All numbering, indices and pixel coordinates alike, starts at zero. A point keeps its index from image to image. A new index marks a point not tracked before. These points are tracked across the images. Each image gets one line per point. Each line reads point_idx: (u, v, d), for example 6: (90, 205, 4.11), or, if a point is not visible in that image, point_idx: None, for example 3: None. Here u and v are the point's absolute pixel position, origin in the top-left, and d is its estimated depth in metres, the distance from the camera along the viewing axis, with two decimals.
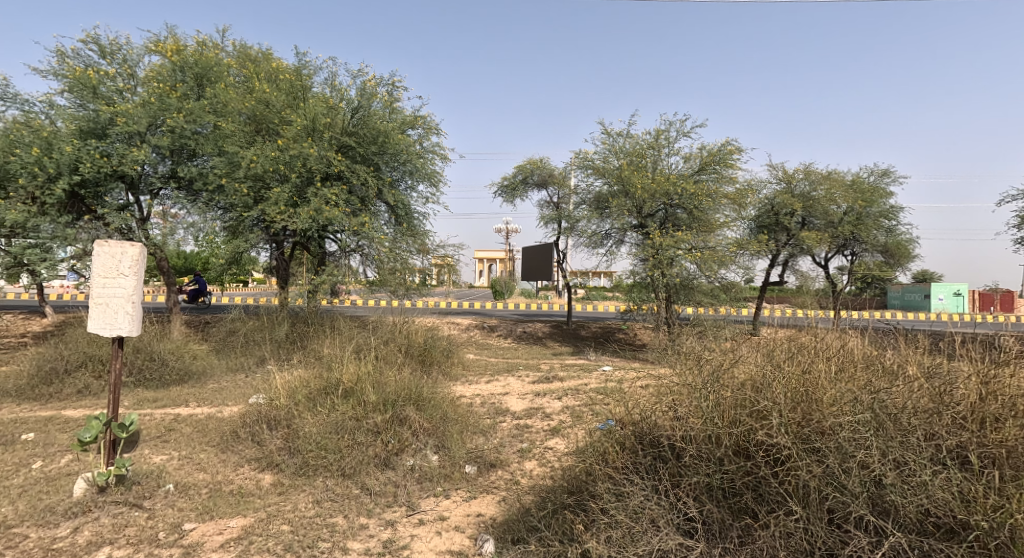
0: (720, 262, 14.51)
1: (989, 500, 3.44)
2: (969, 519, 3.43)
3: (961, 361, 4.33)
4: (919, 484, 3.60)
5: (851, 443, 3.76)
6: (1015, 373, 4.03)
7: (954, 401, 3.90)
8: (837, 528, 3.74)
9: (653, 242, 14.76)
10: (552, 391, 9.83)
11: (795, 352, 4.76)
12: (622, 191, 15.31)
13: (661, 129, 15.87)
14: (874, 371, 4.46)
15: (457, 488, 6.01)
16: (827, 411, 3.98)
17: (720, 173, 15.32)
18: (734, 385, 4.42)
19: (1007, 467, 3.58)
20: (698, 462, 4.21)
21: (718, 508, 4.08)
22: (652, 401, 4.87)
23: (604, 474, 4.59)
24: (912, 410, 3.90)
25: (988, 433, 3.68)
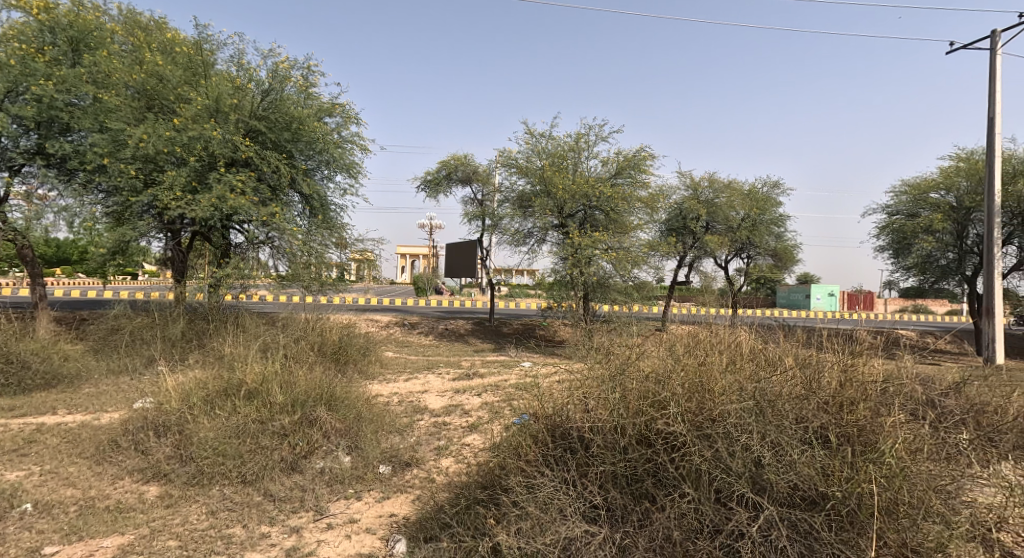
0: (634, 262, 15.65)
1: (843, 473, 4.16)
2: (828, 490, 4.13)
3: (828, 351, 5.05)
4: (789, 462, 4.26)
5: (736, 428, 4.42)
6: (865, 361, 4.84)
7: (820, 387, 4.61)
8: (723, 506, 4.38)
9: (573, 241, 15.62)
10: (471, 388, 10.41)
11: (695, 345, 5.30)
12: (544, 191, 16.14)
13: (583, 135, 16.94)
14: (757, 362, 4.99)
15: (370, 489, 6.35)
16: (716, 401, 4.60)
17: (635, 177, 16.41)
18: (639, 378, 5.02)
19: (859, 443, 4.30)
20: (605, 452, 4.82)
21: (620, 495, 4.71)
22: (564, 395, 5.46)
23: (516, 468, 5.16)
24: (787, 397, 4.56)
25: (846, 415, 4.39)
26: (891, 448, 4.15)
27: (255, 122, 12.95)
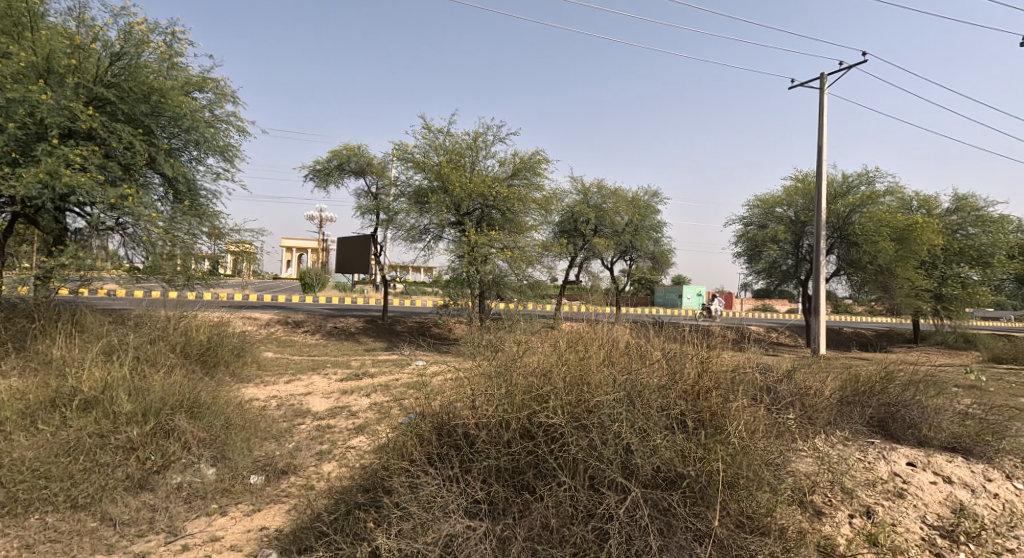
0: (528, 262, 16.28)
1: (697, 454, 4.69)
2: (685, 471, 4.62)
3: (687, 345, 5.64)
4: (652, 446, 4.69)
5: (610, 419, 4.75)
6: (718, 354, 5.46)
7: (681, 379, 5.13)
8: (595, 490, 4.68)
9: (469, 240, 15.89)
10: (359, 388, 9.76)
11: (577, 340, 5.51)
12: (441, 187, 16.41)
13: (480, 133, 17.35)
14: (631, 354, 5.41)
15: (238, 503, 5.92)
16: (593, 394, 4.91)
17: (529, 179, 17.12)
18: (524, 372, 5.14)
19: (709, 426, 4.91)
20: (489, 447, 4.86)
21: (502, 488, 4.81)
22: (452, 394, 5.40)
23: (400, 468, 5.01)
24: (655, 388, 5.02)
25: (702, 404, 4.97)
26: (734, 430, 4.79)
27: (101, 89, 11.27)
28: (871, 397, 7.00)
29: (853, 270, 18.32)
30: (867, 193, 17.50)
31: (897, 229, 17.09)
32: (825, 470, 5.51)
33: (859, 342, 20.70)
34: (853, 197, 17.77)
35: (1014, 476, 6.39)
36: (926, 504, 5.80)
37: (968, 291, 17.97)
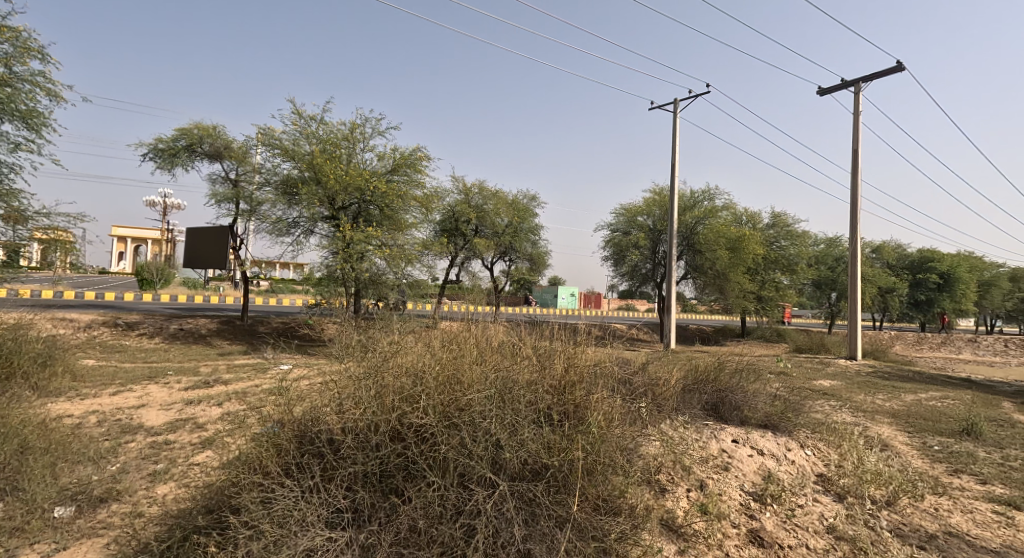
0: (406, 260, 16.65)
1: (560, 444, 4.70)
2: (550, 462, 4.59)
3: (555, 341, 5.70)
4: (520, 440, 4.61)
5: (480, 416, 4.61)
6: (581, 352, 5.59)
7: (549, 373, 5.19)
8: (464, 487, 4.48)
9: (344, 235, 15.92)
10: (208, 397, 8.83)
11: (452, 340, 5.32)
12: (313, 179, 16.24)
13: (358, 125, 17.35)
14: (504, 353, 5.33)
15: (35, 543, 4.92)
16: (464, 392, 4.75)
17: (411, 176, 17.51)
18: (395, 373, 4.86)
19: (573, 418, 4.99)
20: (356, 452, 4.53)
21: (369, 494, 4.46)
22: (317, 398, 4.99)
23: (252, 482, 4.47)
24: (522, 385, 4.97)
25: (565, 398, 5.05)
26: (594, 420, 4.88)
27: None
28: (706, 383, 7.72)
29: (697, 275, 20.72)
30: (709, 207, 19.97)
31: (730, 239, 19.76)
32: (669, 452, 6.06)
33: (701, 337, 23.42)
34: (697, 210, 20.16)
35: (806, 445, 7.19)
36: (744, 474, 6.32)
37: (781, 293, 21.91)
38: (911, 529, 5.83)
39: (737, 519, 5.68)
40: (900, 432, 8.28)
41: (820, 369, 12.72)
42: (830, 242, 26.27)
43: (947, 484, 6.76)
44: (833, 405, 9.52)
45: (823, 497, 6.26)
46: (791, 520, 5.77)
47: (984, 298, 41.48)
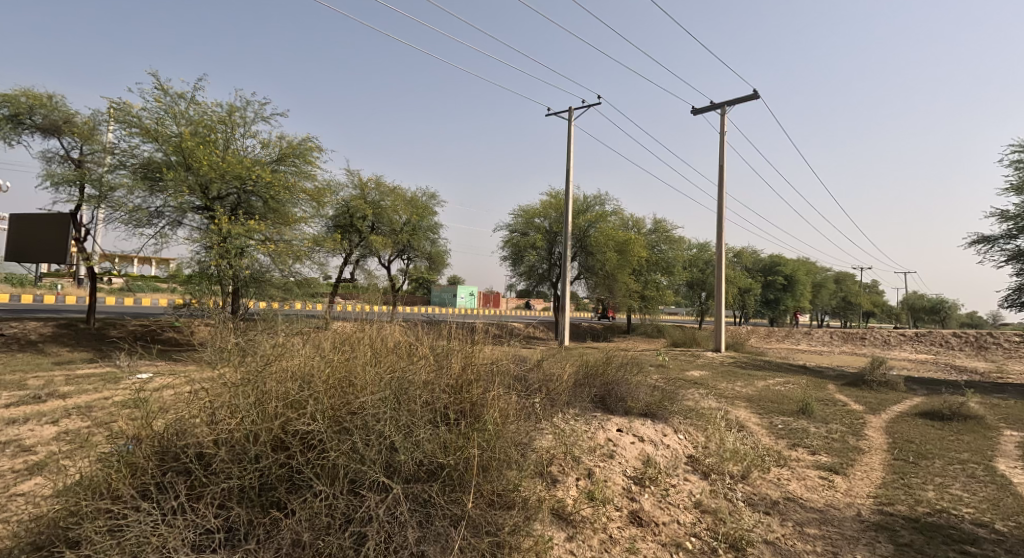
0: (294, 257, 15.12)
1: (458, 442, 4.55)
2: (447, 461, 4.43)
3: (452, 340, 5.65)
4: (415, 440, 4.41)
5: (374, 418, 4.35)
6: (480, 351, 5.58)
7: (445, 372, 5.05)
8: (354, 494, 4.18)
9: (219, 228, 13.68)
10: (44, 412, 7.85)
11: (344, 342, 5.08)
12: (182, 164, 13.88)
13: (238, 107, 14.64)
14: (399, 354, 5.15)
15: None
16: (357, 395, 4.48)
17: (299, 167, 15.93)
18: (279, 377, 4.44)
19: (470, 416, 4.88)
20: (230, 465, 4.05)
21: (246, 510, 4.02)
22: (184, 408, 4.40)
23: (96, 509, 3.88)
24: (419, 384, 4.77)
25: (465, 397, 4.96)
26: (491, 417, 4.80)
27: None
28: (594, 378, 7.75)
29: (588, 275, 21.77)
30: (600, 211, 21.20)
31: (618, 242, 21.13)
32: (560, 444, 5.78)
33: (592, 335, 24.70)
34: (590, 214, 21.33)
35: (678, 430, 7.45)
36: (625, 460, 6.23)
37: (661, 292, 23.62)
38: (761, 498, 6.21)
39: (620, 502, 5.54)
40: (755, 415, 9.36)
41: (692, 360, 14.12)
42: (701, 247, 28.92)
43: (788, 456, 7.54)
44: (702, 393, 10.61)
45: (691, 475, 6.42)
46: (665, 499, 5.78)
47: (818, 297, 47.14)
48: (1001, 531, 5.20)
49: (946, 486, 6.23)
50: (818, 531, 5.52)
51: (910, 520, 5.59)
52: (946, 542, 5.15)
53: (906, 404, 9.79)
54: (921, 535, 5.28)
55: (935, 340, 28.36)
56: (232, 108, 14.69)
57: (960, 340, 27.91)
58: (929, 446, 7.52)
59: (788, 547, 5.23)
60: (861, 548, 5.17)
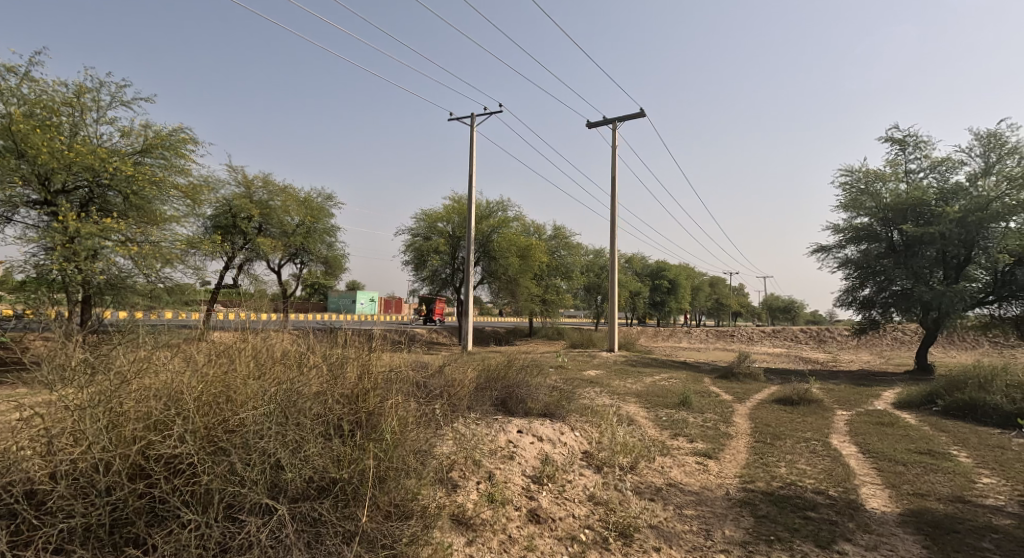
0: (163, 260, 11.78)
1: (352, 455, 4.26)
2: (339, 476, 4.13)
3: (348, 348, 5.46)
4: (304, 456, 4.07)
5: (256, 436, 3.94)
6: (377, 360, 5.40)
7: (340, 382, 4.79)
8: (230, 519, 3.80)
9: (64, 225, 10.57)
10: None
11: (221, 352, 4.61)
12: (15, 150, 10.66)
13: (86, 87, 11.74)
14: (287, 363, 4.79)
15: None
16: (236, 410, 4.06)
17: (170, 160, 12.77)
18: (141, 395, 3.92)
19: (365, 426, 4.64)
20: (72, 502, 3.52)
21: (92, 551, 3.53)
22: (8, 435, 3.70)
23: None
24: (309, 396, 4.42)
25: (360, 406, 4.70)
26: (389, 426, 4.56)
27: None
28: (496, 381, 7.87)
29: (492, 280, 22.06)
30: (503, 217, 21.48)
31: (520, 247, 21.67)
32: (462, 450, 5.59)
33: (495, 338, 25.11)
34: (493, 220, 21.56)
35: (575, 428, 7.75)
36: (525, 460, 6.26)
37: (561, 296, 24.64)
38: (647, 486, 6.57)
39: (519, 502, 5.51)
40: (643, 408, 10.06)
41: (589, 360, 14.82)
42: (596, 254, 30.46)
43: (671, 445, 8.16)
44: (597, 391, 11.11)
45: (586, 470, 6.65)
46: (562, 495, 5.84)
47: (694, 300, 50.86)
48: (834, 496, 6.04)
49: (794, 462, 7.16)
50: (695, 512, 5.91)
51: (766, 494, 6.30)
52: (793, 510, 5.82)
53: (766, 392, 11.04)
54: (774, 507, 5.93)
55: (789, 335, 31.55)
56: (79, 87, 11.75)
57: (806, 335, 31.20)
58: (782, 428, 8.60)
59: (669, 530, 5.48)
60: (728, 523, 5.63)
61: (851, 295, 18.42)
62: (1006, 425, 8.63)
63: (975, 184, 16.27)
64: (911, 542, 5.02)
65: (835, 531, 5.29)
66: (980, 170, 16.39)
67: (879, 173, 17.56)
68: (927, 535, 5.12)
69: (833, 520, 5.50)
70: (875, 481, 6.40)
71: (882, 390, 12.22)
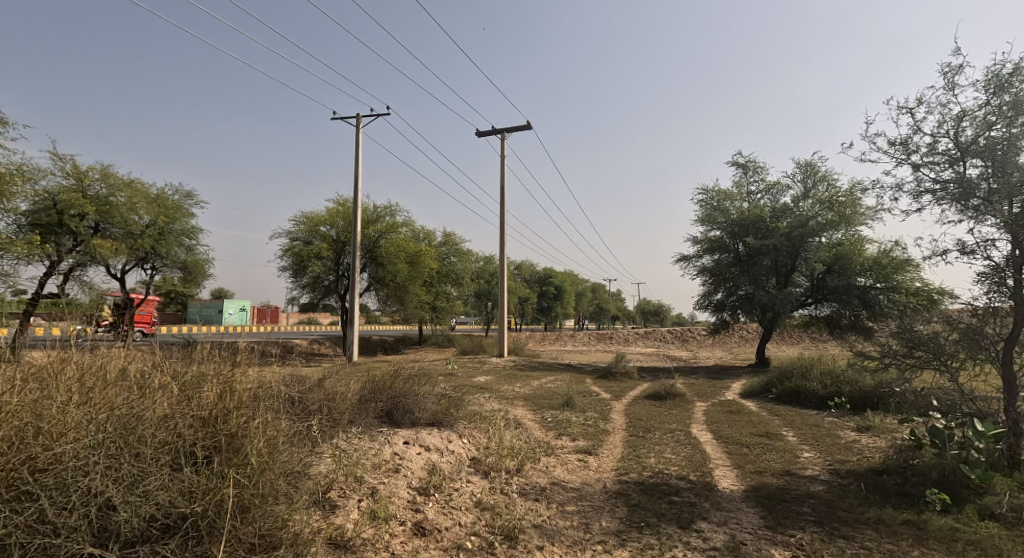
0: None
1: (206, 485, 3.69)
2: (188, 510, 3.57)
3: (206, 363, 4.65)
4: (142, 492, 3.51)
5: (74, 474, 3.40)
6: (243, 371, 4.62)
7: (196, 402, 4.10)
8: None
9: None
10: None
11: (34, 378, 3.86)
12: None
13: None
14: (126, 384, 4.06)
15: None
16: (50, 445, 3.46)
17: None
18: None
19: (227, 450, 3.99)
20: None
21: None
22: None
23: None
24: (152, 419, 3.80)
25: (220, 426, 4.04)
26: (254, 448, 3.94)
27: None
28: (381, 392, 7.79)
29: (379, 286, 21.64)
30: (391, 222, 21.08)
31: (409, 253, 21.42)
32: (341, 466, 5.47)
33: (383, 347, 24.65)
34: (380, 224, 21.04)
35: (463, 435, 7.87)
36: (412, 472, 6.25)
37: (451, 303, 25.02)
38: (532, 486, 6.81)
39: (403, 515, 5.44)
40: (530, 411, 10.34)
41: (479, 367, 14.95)
42: (487, 260, 31.08)
43: (556, 445, 8.49)
44: (485, 396, 11.23)
45: (473, 476, 6.75)
46: (448, 504, 5.87)
47: (578, 305, 52.96)
48: (693, 480, 6.65)
49: (661, 452, 7.77)
50: (576, 508, 6.20)
51: (638, 484, 6.79)
52: (660, 496, 6.32)
53: (639, 389, 11.86)
54: (644, 495, 6.42)
55: (659, 336, 33.67)
56: None
57: (672, 334, 33.52)
58: (652, 421, 9.30)
59: (553, 528, 5.68)
60: (605, 515, 5.99)
61: (707, 299, 19.96)
62: (822, 408, 9.92)
63: (798, 206, 18.44)
64: (752, 514, 5.67)
65: (694, 512, 5.83)
66: (801, 194, 18.57)
67: (727, 193, 19.41)
68: (766, 506, 5.80)
69: (693, 502, 6.06)
70: (726, 463, 7.12)
71: (735, 382, 13.53)
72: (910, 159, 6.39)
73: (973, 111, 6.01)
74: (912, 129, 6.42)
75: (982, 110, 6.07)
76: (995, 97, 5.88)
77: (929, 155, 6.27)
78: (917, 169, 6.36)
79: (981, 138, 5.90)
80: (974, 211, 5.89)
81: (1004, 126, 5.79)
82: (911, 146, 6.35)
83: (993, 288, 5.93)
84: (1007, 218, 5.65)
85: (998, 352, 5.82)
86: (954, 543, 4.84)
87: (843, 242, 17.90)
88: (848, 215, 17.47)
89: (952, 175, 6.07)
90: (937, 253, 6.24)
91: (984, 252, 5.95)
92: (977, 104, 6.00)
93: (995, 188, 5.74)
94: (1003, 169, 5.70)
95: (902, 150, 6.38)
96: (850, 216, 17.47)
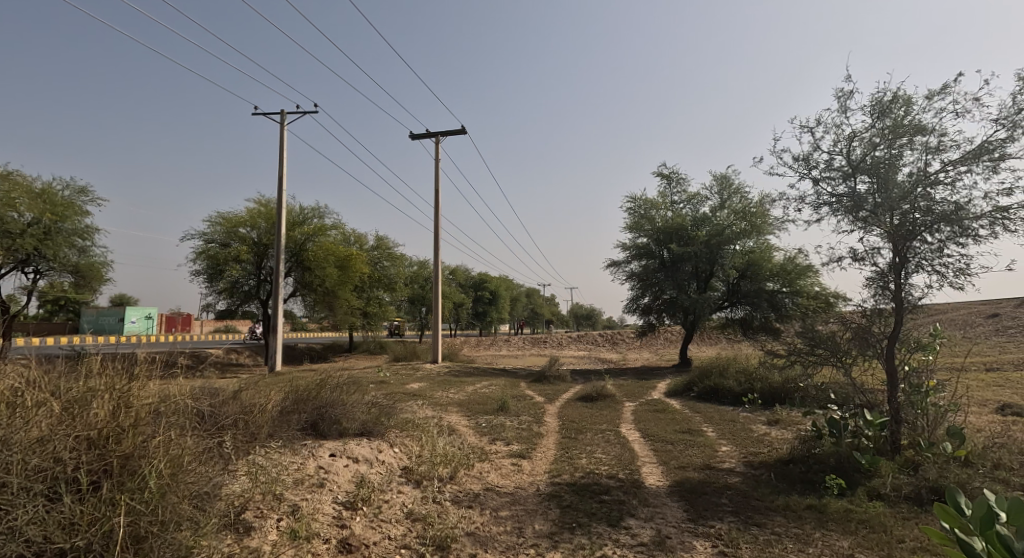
0: None
1: (89, 516, 3.45)
2: (66, 545, 3.34)
3: (96, 376, 4.29)
4: (11, 527, 3.29)
5: None
6: (141, 385, 4.28)
7: (83, 421, 3.79)
8: None
9: None
10: None
11: None
12: None
13: None
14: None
15: None
16: None
17: None
18: None
19: (119, 474, 3.72)
20: None
21: None
22: None
23: None
24: (25, 445, 3.52)
25: (112, 447, 3.75)
26: (149, 473, 3.67)
27: None
28: (305, 403, 7.47)
29: (305, 292, 20.98)
30: (319, 225, 20.47)
31: (339, 258, 20.82)
32: (258, 484, 5.20)
33: (311, 355, 23.91)
34: (307, 227, 20.34)
35: (394, 444, 7.67)
36: (338, 486, 6.05)
37: (382, 309, 24.57)
38: (465, 493, 6.72)
39: (328, 533, 5.23)
40: (464, 417, 10.21)
41: (411, 373, 14.68)
42: (421, 265, 30.74)
43: (489, 450, 8.42)
44: (418, 403, 11.01)
45: (404, 486, 6.59)
46: (377, 517, 5.69)
47: (512, 309, 53.16)
48: (621, 479, 6.74)
49: (592, 453, 7.85)
50: (509, 512, 6.15)
51: (569, 485, 6.82)
52: (591, 496, 6.36)
53: (572, 392, 11.94)
54: (576, 496, 6.44)
55: (591, 338, 34.15)
56: None
57: (604, 337, 34.08)
58: (584, 423, 9.38)
59: (485, 534, 5.61)
60: (538, 518, 5.97)
61: (634, 303, 20.36)
62: (738, 404, 10.27)
63: (715, 215, 19.20)
64: (676, 508, 5.79)
65: (623, 509, 5.89)
66: (717, 205, 19.26)
67: (652, 202, 19.95)
68: (688, 500, 5.93)
69: (621, 500, 6.14)
70: (652, 461, 7.24)
71: (661, 382, 13.87)
72: (811, 174, 6.74)
73: (861, 132, 6.39)
74: (812, 147, 6.76)
75: (868, 132, 6.47)
76: (879, 121, 6.28)
77: (827, 171, 6.62)
78: (816, 183, 6.71)
79: (867, 157, 6.28)
80: (863, 222, 6.24)
81: (886, 147, 6.19)
82: (811, 162, 6.70)
83: (878, 292, 6.28)
84: (888, 228, 6.02)
85: (884, 349, 6.18)
86: (851, 524, 5.09)
87: (755, 250, 18.75)
88: (759, 224, 18.35)
89: (845, 189, 6.42)
90: (833, 260, 6.60)
91: (872, 259, 6.31)
92: (864, 126, 6.39)
93: (879, 201, 6.10)
94: (886, 185, 6.06)
95: (803, 165, 6.71)
96: (760, 225, 18.34)
